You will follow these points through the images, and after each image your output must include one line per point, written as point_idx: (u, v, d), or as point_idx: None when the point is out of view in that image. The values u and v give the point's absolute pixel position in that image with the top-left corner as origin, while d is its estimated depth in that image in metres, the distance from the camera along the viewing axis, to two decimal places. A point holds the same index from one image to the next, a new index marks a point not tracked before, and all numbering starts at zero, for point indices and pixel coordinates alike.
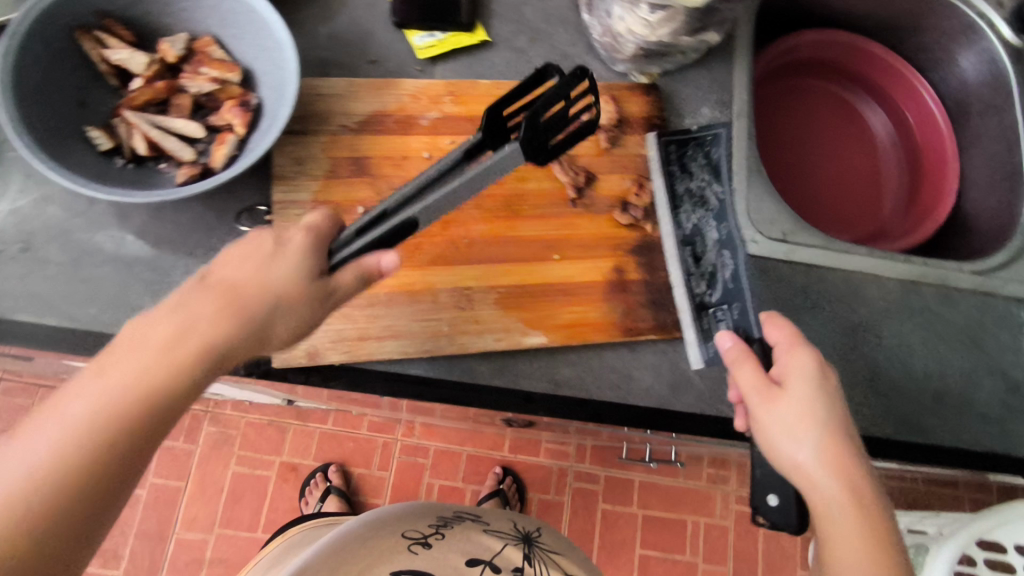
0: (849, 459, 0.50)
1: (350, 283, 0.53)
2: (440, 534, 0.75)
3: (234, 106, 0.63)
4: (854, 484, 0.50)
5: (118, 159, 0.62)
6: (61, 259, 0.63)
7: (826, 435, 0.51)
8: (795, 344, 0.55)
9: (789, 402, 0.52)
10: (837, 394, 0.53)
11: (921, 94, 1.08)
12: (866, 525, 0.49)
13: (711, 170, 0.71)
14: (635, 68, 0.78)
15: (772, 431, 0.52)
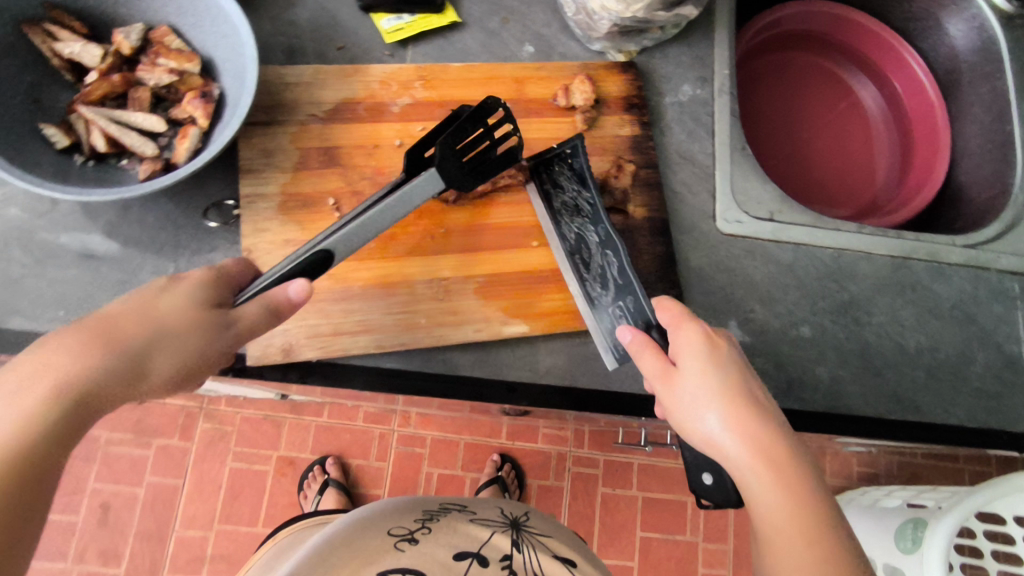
0: (755, 420, 0.49)
1: (257, 312, 0.50)
2: (428, 528, 0.73)
3: (194, 97, 0.61)
4: (768, 447, 0.48)
5: (77, 156, 0.60)
6: (26, 263, 0.61)
7: (728, 401, 0.49)
8: (681, 320, 0.55)
9: (685, 379, 0.52)
10: (730, 360, 0.52)
11: (911, 65, 1.05)
12: (786, 484, 0.46)
13: (576, 178, 0.68)
14: (611, 47, 0.76)
15: (678, 413, 0.52)
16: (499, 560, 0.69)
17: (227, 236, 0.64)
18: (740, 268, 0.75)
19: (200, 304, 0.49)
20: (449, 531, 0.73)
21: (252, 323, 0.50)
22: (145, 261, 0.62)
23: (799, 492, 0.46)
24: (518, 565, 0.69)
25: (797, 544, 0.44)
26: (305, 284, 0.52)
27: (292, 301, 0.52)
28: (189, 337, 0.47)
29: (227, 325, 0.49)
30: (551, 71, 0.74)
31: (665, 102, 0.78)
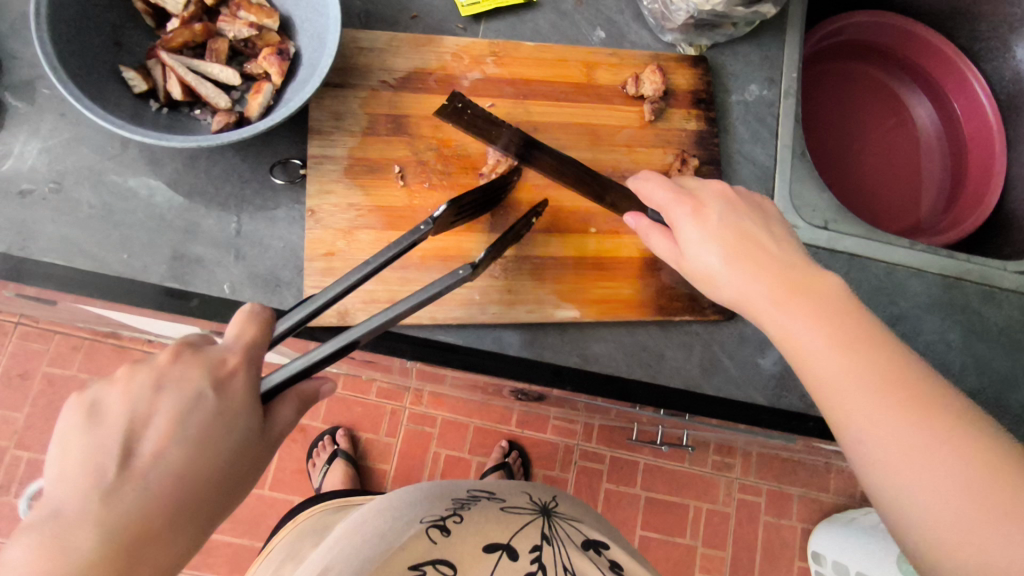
0: (763, 267, 0.50)
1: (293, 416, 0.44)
2: (459, 515, 0.70)
3: (271, 53, 0.61)
4: (781, 292, 0.48)
5: (152, 102, 0.61)
6: (93, 203, 0.61)
7: (730, 256, 0.51)
8: (678, 194, 0.55)
9: (692, 246, 0.53)
10: (729, 218, 0.53)
11: (972, 85, 1.03)
12: (807, 312, 0.46)
13: (489, 120, 0.62)
14: (683, 39, 0.75)
15: (698, 282, 0.54)
16: (529, 552, 0.66)
17: (292, 195, 0.64)
18: None
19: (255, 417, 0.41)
20: (481, 519, 0.70)
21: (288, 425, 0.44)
22: (207, 212, 0.63)
23: (824, 316, 0.46)
24: (548, 559, 0.65)
25: (836, 362, 0.44)
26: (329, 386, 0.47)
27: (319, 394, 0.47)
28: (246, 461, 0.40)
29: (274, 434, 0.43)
30: (622, 58, 0.73)
31: (731, 100, 0.77)
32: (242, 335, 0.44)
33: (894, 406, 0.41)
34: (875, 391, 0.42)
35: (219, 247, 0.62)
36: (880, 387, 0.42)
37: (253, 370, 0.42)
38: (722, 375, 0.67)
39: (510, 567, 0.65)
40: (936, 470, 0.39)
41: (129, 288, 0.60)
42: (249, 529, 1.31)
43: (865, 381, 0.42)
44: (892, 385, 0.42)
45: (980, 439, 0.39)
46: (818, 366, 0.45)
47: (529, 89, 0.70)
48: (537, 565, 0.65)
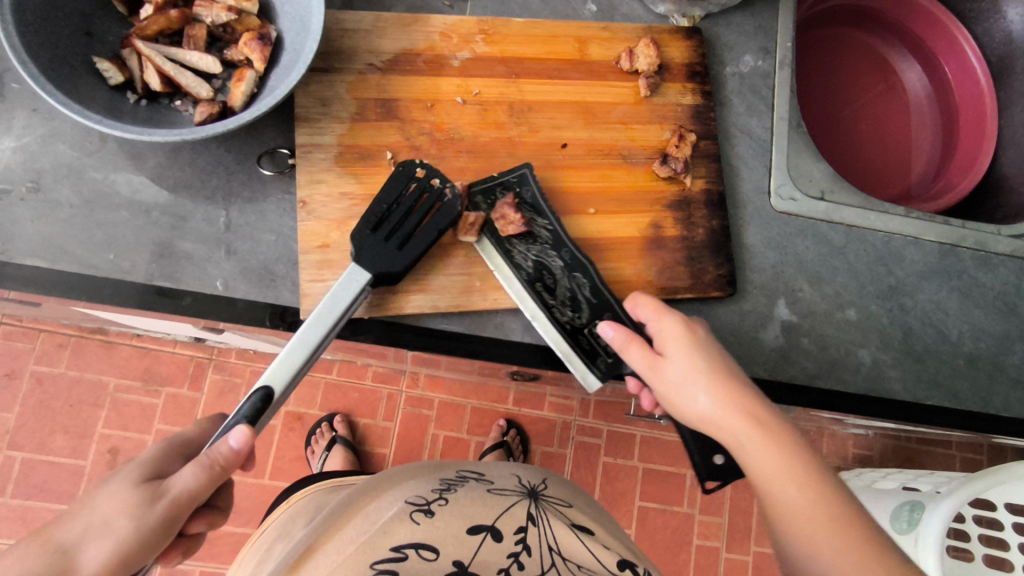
0: (739, 388, 0.52)
1: (194, 477, 0.45)
2: (445, 498, 0.67)
3: (251, 38, 0.58)
4: (752, 413, 0.51)
5: (130, 94, 0.58)
6: (73, 201, 0.59)
7: (713, 377, 0.52)
8: (662, 311, 0.57)
9: (672, 367, 0.54)
10: (712, 346, 0.55)
11: (963, 47, 1.01)
12: (791, 456, 0.49)
13: (530, 208, 0.64)
14: (677, 10, 0.74)
15: (670, 394, 0.54)
16: (514, 533, 0.63)
17: (281, 185, 0.62)
18: (792, 247, 0.74)
19: (130, 481, 0.45)
20: (466, 501, 0.66)
21: (189, 492, 0.45)
22: (195, 207, 0.61)
23: (803, 468, 0.49)
24: (534, 540, 0.62)
25: (824, 538, 0.47)
26: (248, 432, 0.47)
27: (234, 452, 0.47)
28: (114, 519, 0.43)
29: (160, 498, 0.45)
30: (614, 32, 0.71)
31: (726, 72, 0.76)
32: (184, 437, 0.51)
33: (864, 560, 0.46)
34: (840, 543, 0.47)
35: (209, 243, 0.60)
36: (864, 557, 0.46)
37: (170, 453, 0.49)
38: None
39: (494, 548, 0.61)
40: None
41: (116, 288, 0.58)
42: (250, 518, 1.31)
43: (845, 550, 0.46)
44: (861, 545, 0.47)
45: None
46: (784, 489, 0.49)
47: (520, 67, 0.68)
48: (522, 546, 0.61)
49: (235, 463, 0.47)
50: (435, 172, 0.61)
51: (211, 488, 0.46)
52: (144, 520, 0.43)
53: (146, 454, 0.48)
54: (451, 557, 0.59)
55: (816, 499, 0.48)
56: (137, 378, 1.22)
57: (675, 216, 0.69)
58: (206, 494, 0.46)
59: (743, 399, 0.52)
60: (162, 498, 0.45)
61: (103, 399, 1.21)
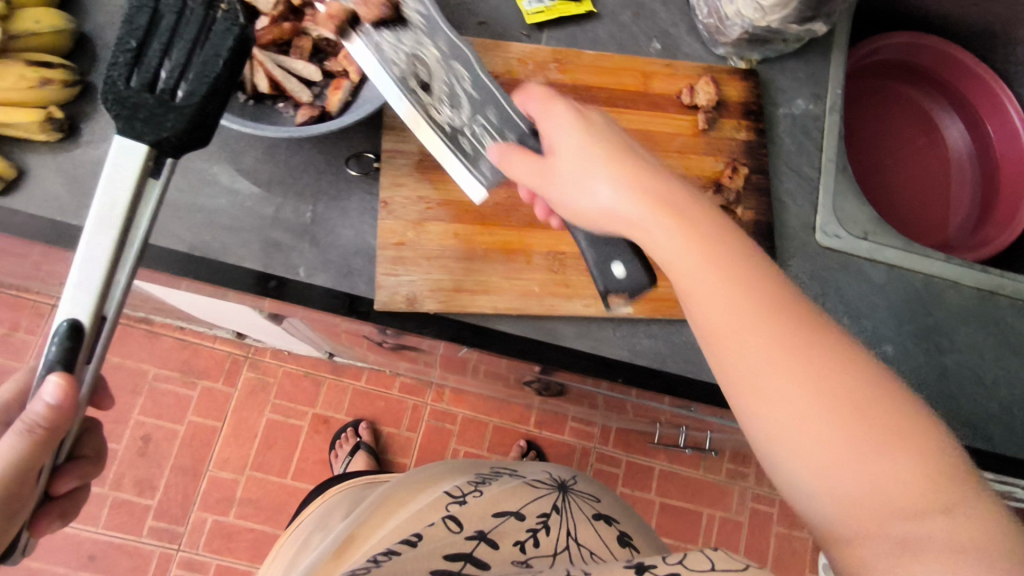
0: (653, 180, 0.50)
1: (10, 449, 0.43)
2: (479, 489, 0.72)
3: (352, 53, 0.65)
4: (667, 203, 0.49)
5: (240, 94, 0.65)
6: (179, 187, 0.65)
7: (627, 174, 0.51)
8: (565, 104, 0.56)
9: (575, 165, 0.53)
10: (635, 144, 0.53)
11: (1006, 107, 1.05)
12: (705, 246, 0.47)
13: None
14: (735, 53, 0.79)
15: (580, 204, 0.53)
16: (537, 516, 0.66)
17: (365, 186, 0.67)
18: (834, 280, 0.77)
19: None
20: (498, 489, 0.71)
21: (13, 464, 0.43)
22: (285, 200, 0.66)
23: (726, 261, 0.46)
24: (555, 523, 0.66)
25: (753, 330, 0.44)
26: (63, 382, 0.42)
27: (53, 408, 0.42)
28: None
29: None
30: (676, 69, 0.77)
31: (779, 113, 0.80)
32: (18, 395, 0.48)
33: (803, 358, 0.43)
34: (765, 336, 0.43)
35: (296, 233, 0.66)
36: (801, 349, 0.43)
37: None
38: None
39: (515, 525, 0.64)
40: (849, 453, 0.40)
41: (210, 267, 0.63)
42: (270, 516, 1.34)
43: (776, 344, 0.43)
44: (799, 333, 0.43)
45: (898, 410, 0.41)
46: (700, 283, 0.46)
47: (589, 95, 0.73)
48: (541, 526, 0.65)
49: (58, 418, 0.43)
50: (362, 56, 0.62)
51: (41, 450, 0.44)
52: None
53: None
54: (472, 527, 0.63)
55: (740, 291, 0.45)
56: None
57: None
58: (36, 457, 0.44)
59: (662, 188, 0.50)
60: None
61: None
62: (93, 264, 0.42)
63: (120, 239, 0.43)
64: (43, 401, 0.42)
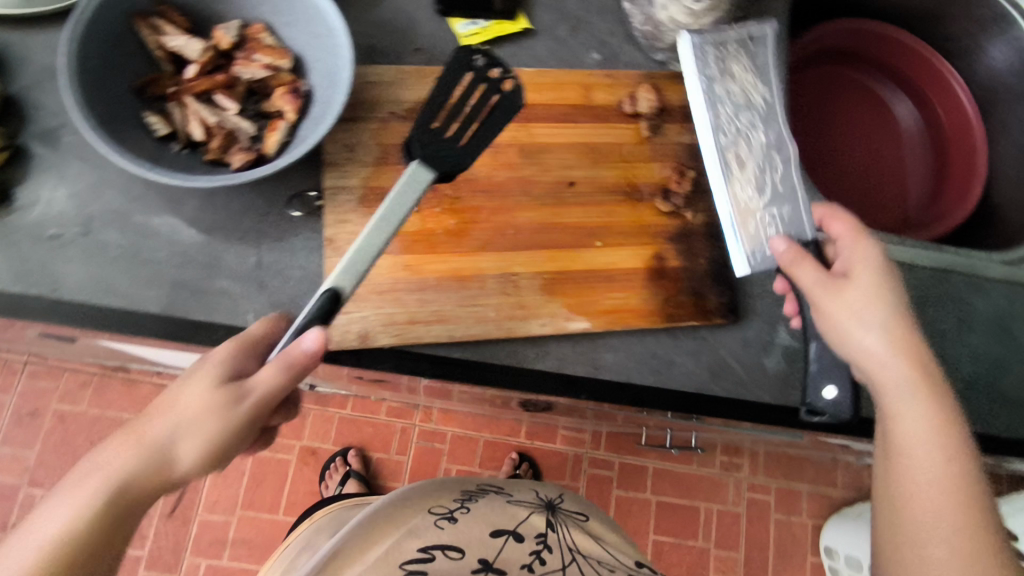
0: (912, 356, 0.55)
1: (273, 378, 0.49)
2: (468, 508, 0.70)
3: (285, 93, 0.64)
4: (913, 351, 0.56)
5: (173, 144, 0.63)
6: (119, 242, 0.64)
7: (896, 344, 0.56)
8: (861, 237, 0.62)
9: (855, 288, 0.58)
10: (898, 284, 0.59)
11: (953, 87, 1.08)
12: (933, 391, 0.54)
13: None
14: (675, 58, 0.78)
15: (835, 333, 0.58)
16: (534, 536, 0.66)
17: (309, 226, 0.67)
18: None
19: (210, 383, 0.48)
20: (489, 510, 0.70)
21: (267, 391, 0.49)
22: (228, 246, 0.65)
23: (947, 405, 0.54)
24: (555, 542, 0.66)
25: (938, 494, 0.51)
26: (322, 332, 0.50)
27: (311, 355, 0.49)
28: (204, 419, 0.47)
29: (244, 398, 0.48)
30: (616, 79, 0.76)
31: None
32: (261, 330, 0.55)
33: (955, 481, 0.51)
34: (945, 464, 0.52)
35: (243, 280, 0.65)
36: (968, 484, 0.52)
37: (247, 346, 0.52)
38: (731, 377, 0.72)
39: (516, 547, 0.63)
40: (927, 537, 0.50)
41: (157, 322, 0.62)
42: (264, 554, 1.32)
43: (940, 446, 0.52)
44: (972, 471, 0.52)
45: (966, 489, 0.51)
46: (917, 440, 0.53)
47: (531, 112, 0.73)
48: (541, 546, 0.64)
49: (309, 363, 0.50)
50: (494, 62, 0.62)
51: (292, 385, 0.50)
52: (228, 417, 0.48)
53: (224, 351, 0.51)
54: (476, 556, 0.60)
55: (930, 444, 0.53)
56: None
57: (677, 248, 0.73)
58: (282, 394, 0.50)
59: (903, 338, 0.56)
60: (243, 394, 0.48)
61: None
62: (375, 233, 0.54)
63: (388, 236, 0.54)
64: (304, 347, 0.49)
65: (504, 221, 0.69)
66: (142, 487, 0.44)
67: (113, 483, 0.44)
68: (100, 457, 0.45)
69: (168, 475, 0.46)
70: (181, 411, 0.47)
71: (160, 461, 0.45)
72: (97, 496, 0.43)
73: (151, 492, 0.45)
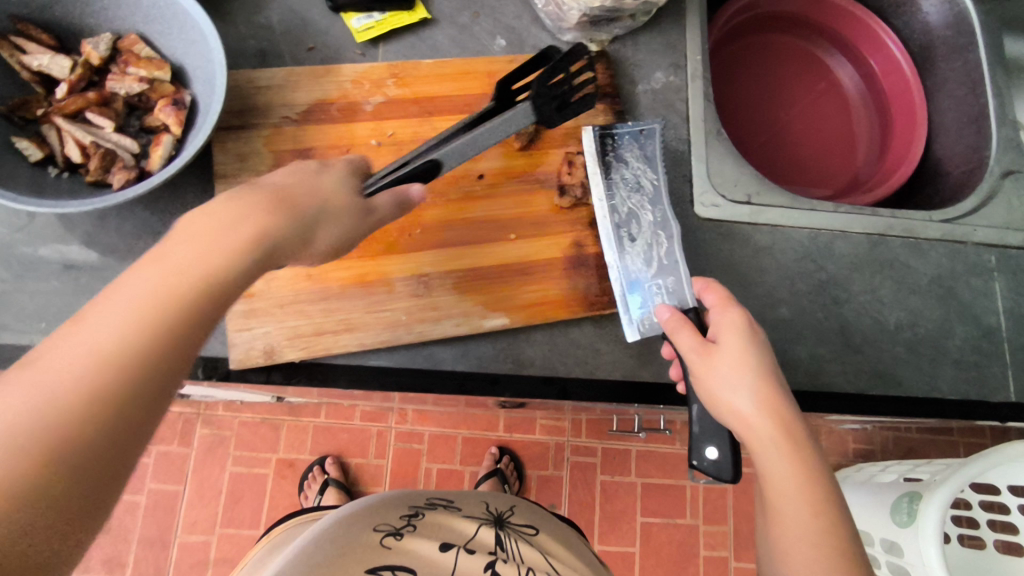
0: (783, 414, 0.52)
1: (358, 224, 0.55)
2: (413, 525, 0.68)
3: (166, 104, 0.61)
4: (784, 417, 0.52)
5: (51, 168, 0.61)
6: (5, 275, 0.61)
7: (766, 405, 0.52)
8: (726, 304, 0.59)
9: (724, 354, 0.55)
10: (767, 344, 0.56)
11: (887, 44, 1.04)
12: (809, 474, 0.50)
13: None
14: (583, 36, 0.76)
15: (710, 395, 0.55)
16: (483, 555, 0.65)
17: None
18: (718, 251, 0.76)
19: (318, 196, 0.52)
20: (434, 528, 0.68)
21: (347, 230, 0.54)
22: (123, 270, 0.63)
23: (827, 489, 0.50)
24: (505, 559, 0.65)
25: (823, 567, 0.47)
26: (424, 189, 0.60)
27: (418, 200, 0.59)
28: (307, 221, 0.50)
29: (329, 239, 0.53)
30: (522, 63, 0.74)
31: (638, 90, 0.78)
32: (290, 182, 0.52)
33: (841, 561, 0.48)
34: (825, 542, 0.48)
35: None
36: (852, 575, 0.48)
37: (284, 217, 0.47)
38: (659, 362, 0.67)
39: (468, 564, 0.63)
40: None
41: None
42: None
43: (818, 518, 0.49)
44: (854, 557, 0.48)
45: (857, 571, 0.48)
46: (790, 505, 0.49)
47: (433, 105, 0.70)
48: (492, 564, 0.64)
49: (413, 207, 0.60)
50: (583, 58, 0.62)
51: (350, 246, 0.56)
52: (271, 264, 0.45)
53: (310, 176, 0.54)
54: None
55: (814, 516, 0.49)
56: None
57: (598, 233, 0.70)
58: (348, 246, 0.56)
59: (775, 399, 0.53)
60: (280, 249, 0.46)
61: None
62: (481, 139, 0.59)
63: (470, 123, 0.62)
64: (411, 192, 0.59)
65: (412, 221, 0.67)
66: (219, 269, 0.40)
67: (228, 262, 0.41)
68: (120, 279, 0.37)
69: (269, 259, 0.45)
70: (229, 218, 0.44)
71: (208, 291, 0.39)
72: (159, 290, 0.37)
73: (160, 392, 0.34)
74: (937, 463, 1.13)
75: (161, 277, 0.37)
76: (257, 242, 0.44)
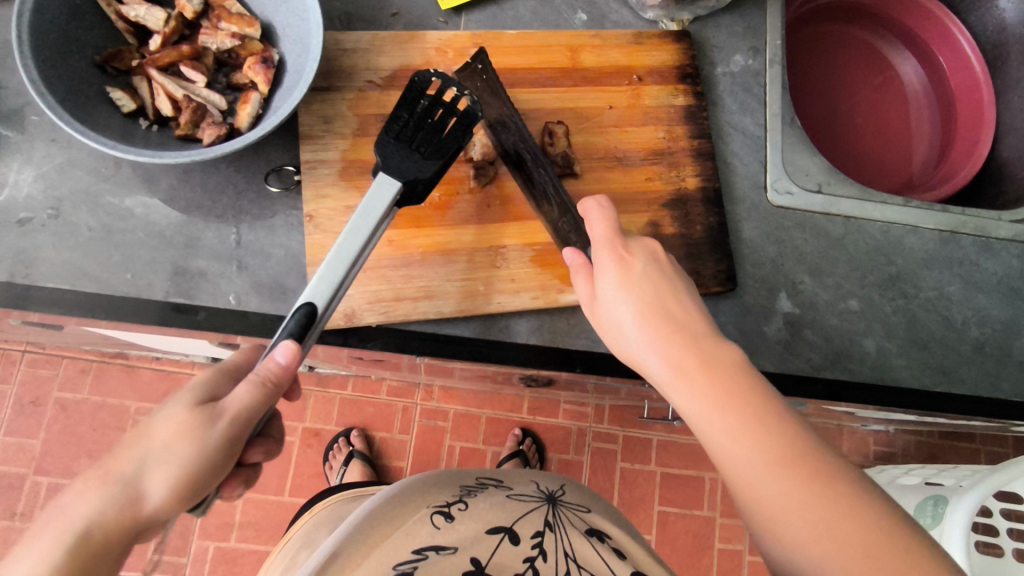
0: (675, 340, 0.48)
1: (247, 395, 0.46)
2: (464, 502, 0.63)
3: (255, 62, 0.61)
4: (675, 347, 0.48)
5: (141, 120, 0.61)
6: (91, 224, 0.62)
7: (654, 340, 0.49)
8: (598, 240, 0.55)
9: (607, 300, 0.52)
10: (642, 271, 0.52)
11: (957, 40, 1.02)
12: (713, 394, 0.45)
13: None
14: (665, 15, 0.75)
15: (615, 347, 0.52)
16: (531, 537, 0.58)
17: (288, 202, 0.64)
18: (790, 240, 0.75)
19: (184, 404, 0.45)
20: (483, 506, 0.62)
21: (244, 404, 0.46)
22: (207, 226, 0.63)
23: (743, 413, 0.44)
24: (551, 545, 0.58)
25: (773, 487, 0.42)
26: (291, 345, 0.48)
27: (285, 367, 0.48)
28: (177, 446, 0.43)
29: (220, 418, 0.45)
30: (604, 39, 0.73)
31: (717, 72, 0.77)
32: (199, 381, 0.47)
33: (792, 476, 0.42)
34: (763, 463, 0.42)
35: (222, 259, 0.62)
36: (814, 490, 0.41)
37: (193, 410, 0.45)
38: None
39: (511, 551, 0.57)
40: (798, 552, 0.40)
41: (135, 305, 0.61)
42: (273, 535, 1.31)
43: (743, 437, 0.43)
44: (812, 476, 0.41)
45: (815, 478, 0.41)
46: (715, 438, 0.44)
47: (515, 77, 0.70)
48: (538, 551, 0.57)
49: (285, 376, 0.48)
50: (446, 82, 0.59)
51: (266, 405, 0.47)
52: (208, 438, 0.44)
53: (197, 378, 0.48)
54: (470, 557, 0.55)
55: (746, 437, 0.43)
56: (158, 402, 1.21)
57: (673, 214, 0.71)
58: (262, 410, 0.47)
59: (666, 329, 0.49)
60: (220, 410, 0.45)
61: (125, 422, 1.20)
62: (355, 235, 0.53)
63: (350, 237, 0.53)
64: (279, 361, 0.48)
65: (492, 191, 0.67)
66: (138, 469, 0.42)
67: (69, 542, 0.39)
68: (55, 513, 0.40)
69: (136, 515, 0.41)
70: (148, 426, 0.44)
71: (128, 494, 0.41)
72: (82, 517, 0.40)
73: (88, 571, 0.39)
74: (962, 469, 1.11)
75: (78, 510, 0.40)
76: (95, 522, 0.40)
